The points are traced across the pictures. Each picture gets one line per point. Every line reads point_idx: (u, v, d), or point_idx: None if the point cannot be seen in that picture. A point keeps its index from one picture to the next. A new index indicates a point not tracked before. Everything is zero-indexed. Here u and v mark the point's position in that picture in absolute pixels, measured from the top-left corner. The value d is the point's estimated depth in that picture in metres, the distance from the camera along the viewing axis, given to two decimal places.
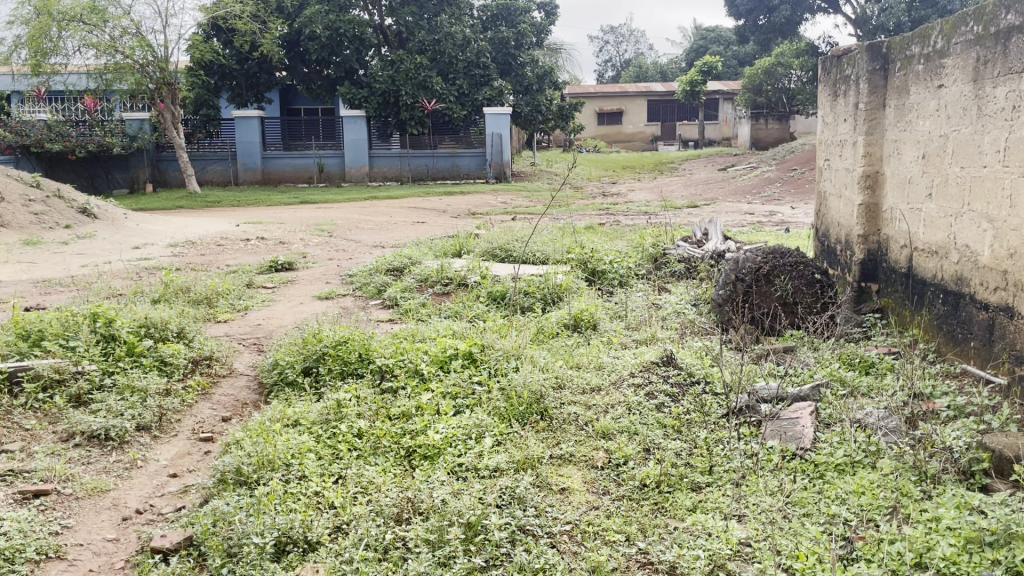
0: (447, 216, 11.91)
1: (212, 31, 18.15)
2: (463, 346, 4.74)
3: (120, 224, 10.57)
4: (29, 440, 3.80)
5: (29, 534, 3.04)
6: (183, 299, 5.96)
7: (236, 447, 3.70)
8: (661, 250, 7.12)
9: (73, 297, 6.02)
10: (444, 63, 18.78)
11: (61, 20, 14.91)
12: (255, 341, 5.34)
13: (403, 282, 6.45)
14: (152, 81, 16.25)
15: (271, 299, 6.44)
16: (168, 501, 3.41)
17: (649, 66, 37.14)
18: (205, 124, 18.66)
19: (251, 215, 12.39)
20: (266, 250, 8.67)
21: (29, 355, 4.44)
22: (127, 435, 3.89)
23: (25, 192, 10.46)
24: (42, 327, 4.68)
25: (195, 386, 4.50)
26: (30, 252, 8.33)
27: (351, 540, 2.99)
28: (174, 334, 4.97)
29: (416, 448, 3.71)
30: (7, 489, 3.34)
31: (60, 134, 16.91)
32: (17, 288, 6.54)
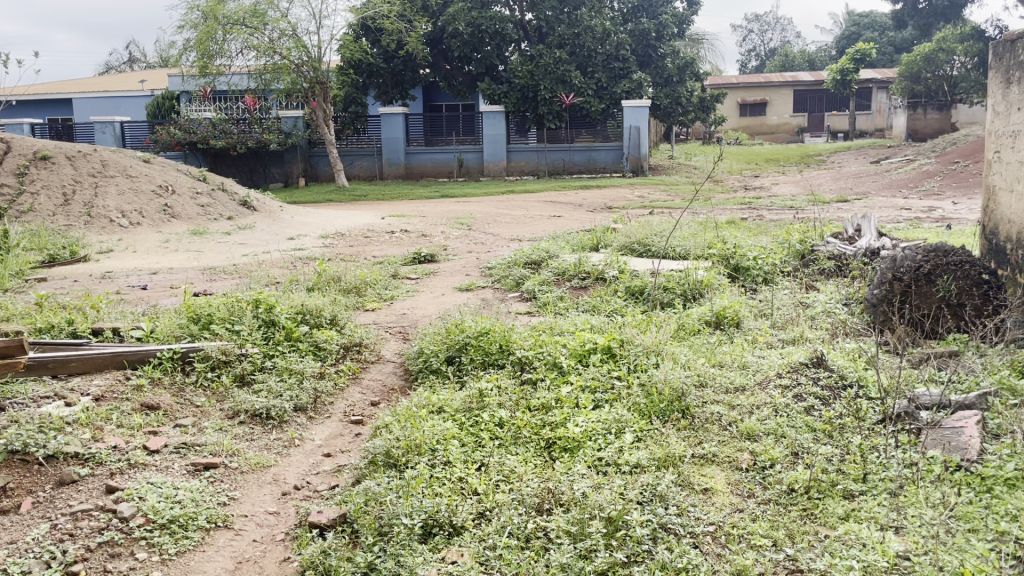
0: (584, 210, 11.92)
1: (361, 31, 18.91)
2: (602, 340, 4.73)
3: (276, 216, 11.19)
4: (200, 415, 4.06)
5: (201, 503, 3.24)
6: (335, 287, 6.26)
7: (385, 431, 3.85)
8: (809, 246, 6.84)
9: (235, 284, 6.44)
10: (583, 57, 18.85)
11: (226, 24, 15.94)
12: (401, 330, 5.54)
13: (541, 275, 6.51)
14: (306, 81, 17.10)
15: (414, 290, 6.66)
16: (324, 479, 3.59)
17: (796, 55, 35.72)
18: (354, 120, 19.48)
19: (395, 208, 12.85)
20: (408, 242, 8.95)
21: (200, 337, 4.79)
22: (286, 415, 4.13)
23: (193, 185, 11.25)
24: (211, 312, 5.01)
25: (347, 370, 4.74)
26: (198, 242, 8.96)
27: (494, 527, 3.06)
28: (328, 321, 5.22)
29: (556, 440, 3.75)
30: (181, 460, 3.56)
31: (224, 131, 18.07)
32: (187, 274, 7.05)
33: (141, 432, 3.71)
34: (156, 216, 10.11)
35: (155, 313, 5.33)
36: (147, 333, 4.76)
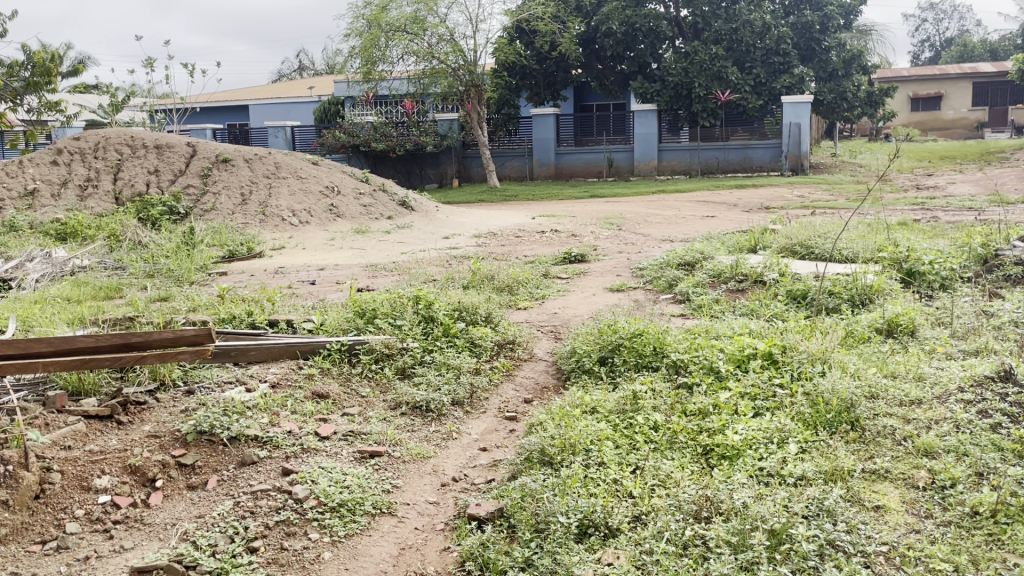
0: (740, 210, 11.56)
1: (516, 33, 19.23)
2: (762, 346, 4.56)
3: (432, 215, 11.55)
4: (365, 405, 4.25)
5: (367, 489, 3.38)
6: (489, 286, 6.39)
7: (540, 429, 3.88)
8: (993, 251, 6.32)
9: (396, 280, 6.70)
10: (741, 52, 18.35)
11: (389, 31, 16.61)
12: (553, 329, 5.56)
13: (695, 277, 6.36)
14: (462, 84, 17.58)
15: (566, 290, 6.67)
16: (481, 473, 3.66)
17: (976, 44, 33.19)
18: (506, 122, 19.82)
19: (546, 208, 12.95)
20: (559, 242, 8.99)
21: (365, 331, 5.02)
22: (445, 408, 4.25)
23: (356, 186, 11.80)
24: (375, 307, 5.23)
25: (501, 367, 4.82)
26: (360, 240, 9.39)
27: (651, 532, 3.01)
28: (483, 318, 5.33)
29: (714, 447, 3.64)
30: (348, 447, 3.73)
31: (384, 134, 18.87)
32: (351, 271, 7.41)
33: (313, 418, 3.92)
34: (323, 215, 10.68)
35: (322, 307, 5.63)
36: (317, 326, 5.03)
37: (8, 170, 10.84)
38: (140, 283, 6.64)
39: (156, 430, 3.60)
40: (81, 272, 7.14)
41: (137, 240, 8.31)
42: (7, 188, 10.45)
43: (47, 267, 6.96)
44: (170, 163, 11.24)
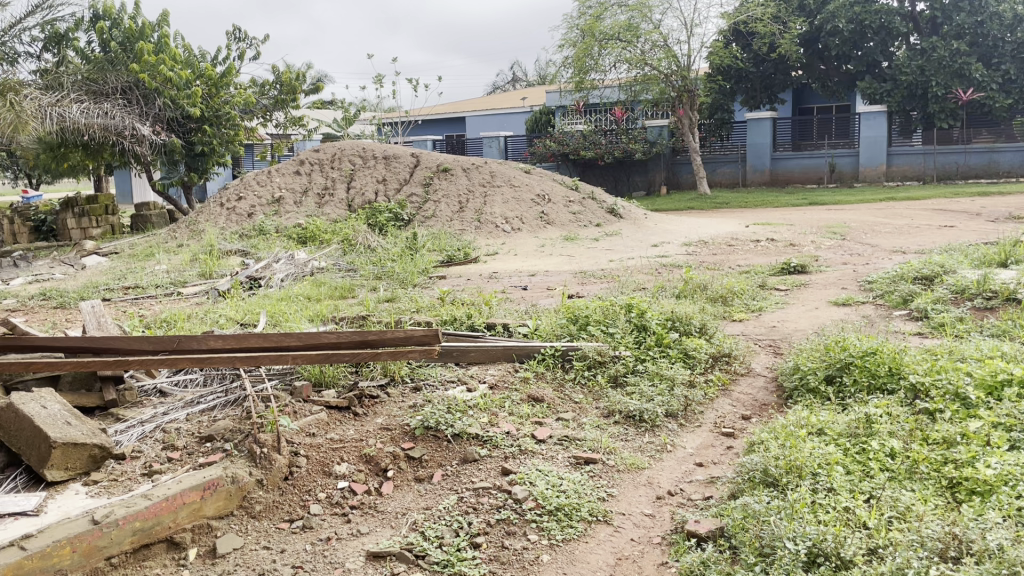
0: (983, 220, 10.49)
1: (732, 36, 18.76)
2: (1020, 372, 4.08)
3: (641, 223, 11.45)
4: (579, 411, 4.26)
5: (583, 495, 3.36)
6: (702, 296, 6.23)
7: (762, 448, 3.70)
8: None
9: (606, 288, 6.71)
10: (986, 47, 16.69)
11: (602, 40, 16.80)
12: (771, 343, 5.32)
13: (935, 292, 5.82)
14: (674, 90, 17.39)
15: (785, 302, 6.37)
16: (697, 488, 3.57)
17: None
18: (719, 128, 19.35)
19: (760, 216, 12.44)
20: (775, 252, 8.60)
21: (578, 337, 5.05)
22: (659, 420, 4.17)
23: (566, 194, 11.96)
24: (588, 314, 5.26)
25: (717, 381, 4.67)
26: (570, 247, 9.50)
27: (889, 567, 2.69)
28: (697, 329, 5.19)
29: (961, 481, 3.29)
30: (564, 452, 3.74)
31: (593, 142, 19.05)
32: (562, 277, 7.51)
33: (529, 422, 3.99)
34: (534, 222, 10.92)
35: (537, 312, 5.74)
36: (532, 330, 5.13)
37: (258, 179, 12.05)
38: (370, 284, 7.13)
39: (387, 423, 3.82)
40: (318, 272, 7.79)
41: (366, 244, 8.95)
42: (258, 196, 11.61)
43: (291, 268, 7.65)
44: (396, 173, 11.99)
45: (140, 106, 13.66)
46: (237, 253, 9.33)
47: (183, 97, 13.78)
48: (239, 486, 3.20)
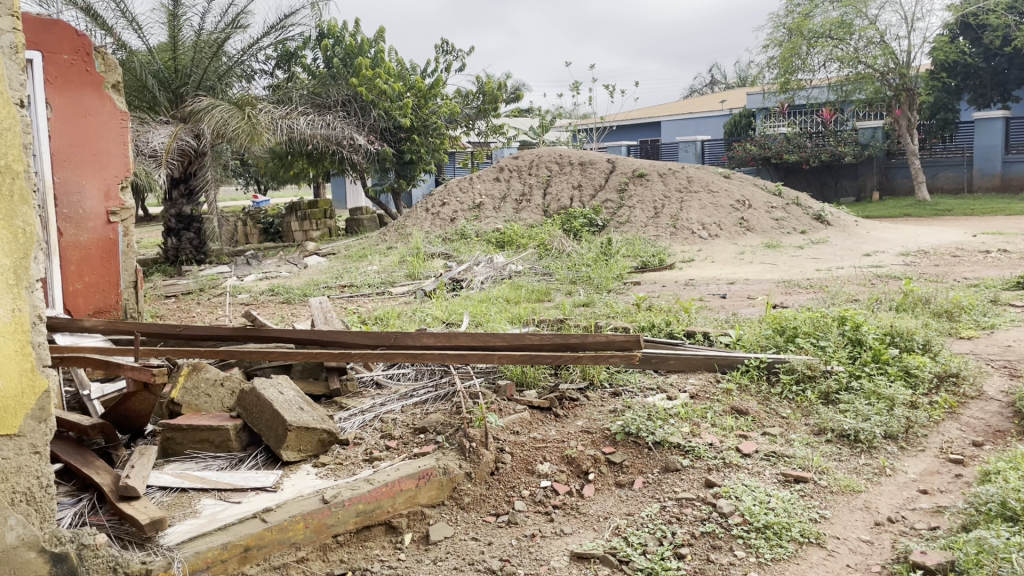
0: None
1: (959, 30, 17.46)
2: None
3: (852, 230, 10.77)
4: (787, 427, 4.07)
5: (793, 515, 3.17)
6: (923, 310, 5.76)
7: (999, 479, 3.34)
8: None
9: (812, 299, 6.40)
10: None
11: (811, 39, 16.17)
12: (1007, 363, 4.84)
13: None
14: (891, 89, 16.28)
15: (1022, 319, 5.76)
16: (921, 517, 3.28)
17: None
18: (942, 128, 17.96)
19: (990, 225, 11.34)
20: (1009, 264, 7.81)
21: (785, 349, 4.84)
22: (876, 441, 3.89)
23: (769, 200, 11.50)
24: (796, 325, 5.03)
25: (943, 403, 4.29)
26: (772, 255, 9.13)
27: None
28: (919, 345, 4.82)
29: None
30: (772, 468, 3.56)
31: (798, 145, 18.44)
32: (764, 286, 7.24)
33: (733, 434, 3.85)
34: (733, 229, 10.59)
35: (739, 321, 5.57)
36: (734, 340, 4.97)
37: (461, 185, 12.58)
38: (566, 289, 7.21)
39: (588, 425, 3.85)
40: (515, 275, 7.98)
41: (562, 249, 9.09)
42: (460, 202, 12.13)
43: (490, 270, 7.93)
44: (592, 178, 12.08)
45: (358, 118, 14.52)
46: (441, 256, 9.78)
47: (395, 108, 14.73)
48: (450, 478, 3.36)
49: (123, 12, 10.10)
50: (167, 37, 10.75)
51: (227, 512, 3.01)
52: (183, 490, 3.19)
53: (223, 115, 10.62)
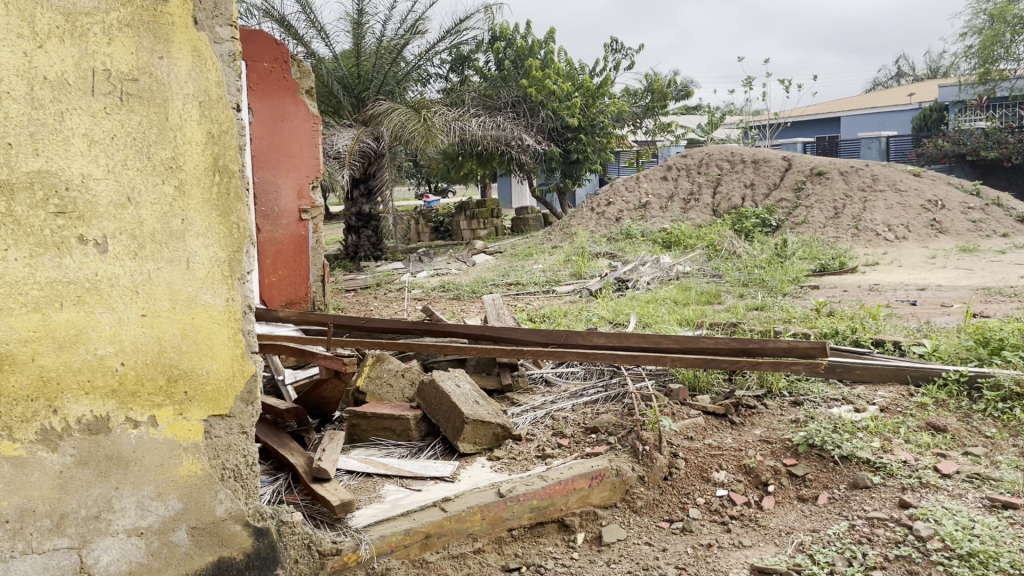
0: None
1: None
2: None
3: None
4: (992, 448, 3.63)
5: (1001, 544, 2.74)
6: None
7: None
8: None
9: (1018, 309, 5.83)
10: None
11: (1015, 25, 15.08)
12: None
13: None
14: None
15: None
16: None
17: None
18: None
19: None
20: None
21: (989, 363, 4.42)
22: None
23: (965, 201, 10.60)
24: (1003, 337, 4.59)
25: None
26: (968, 260, 8.41)
27: None
28: None
29: None
30: (976, 492, 3.14)
31: (998, 141, 16.84)
32: (961, 293, 6.68)
33: (929, 452, 3.52)
34: (923, 231, 9.85)
35: (934, 330, 5.17)
36: (929, 351, 4.63)
37: (627, 184, 12.49)
38: (738, 291, 6.98)
39: (766, 435, 3.69)
40: (683, 276, 7.81)
41: (732, 250, 8.82)
42: (626, 201, 12.04)
43: (657, 271, 7.82)
44: (765, 177, 11.65)
45: (527, 118, 14.77)
46: (606, 255, 9.74)
47: (563, 108, 14.85)
48: (624, 480, 3.33)
49: (313, 23, 10.75)
50: (351, 44, 11.35)
51: (409, 498, 3.14)
52: (368, 475, 3.36)
53: (400, 118, 11.05)
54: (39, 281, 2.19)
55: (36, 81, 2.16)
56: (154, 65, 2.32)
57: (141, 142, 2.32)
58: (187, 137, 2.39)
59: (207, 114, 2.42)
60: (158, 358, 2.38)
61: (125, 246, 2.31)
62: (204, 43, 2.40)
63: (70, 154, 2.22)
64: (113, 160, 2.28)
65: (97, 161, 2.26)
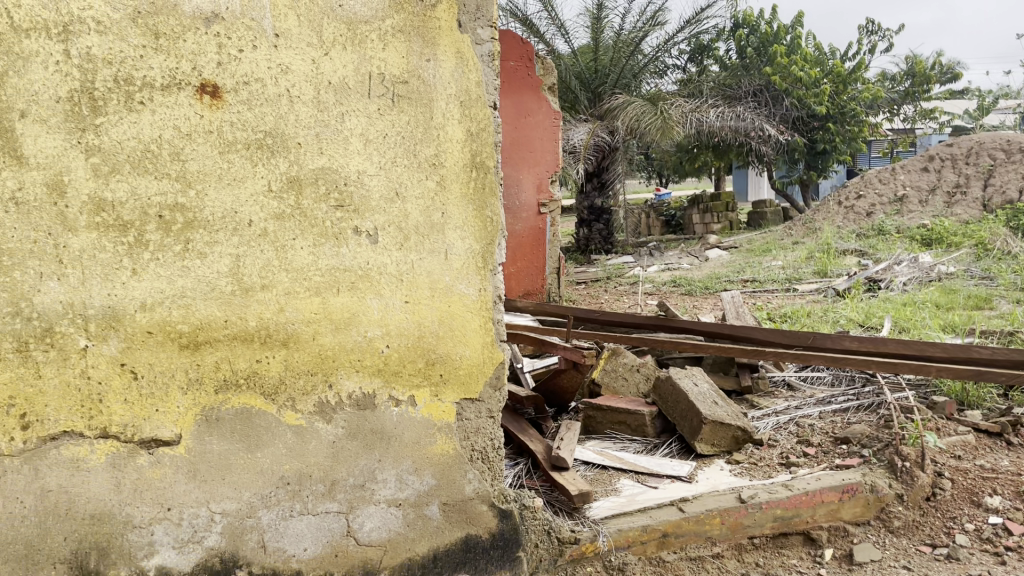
0: None
1: None
2: None
3: None
4: None
5: None
6: None
7: None
8: None
9: None
10: None
11: None
12: None
13: None
14: None
15: None
16: None
17: None
18: None
19: None
20: None
21: None
22: None
23: None
24: None
25: None
26: None
27: None
28: None
29: None
30: None
31: None
32: None
33: None
34: None
35: None
36: None
37: (881, 177, 11.63)
38: (1014, 295, 6.23)
39: None
40: (946, 277, 7.11)
41: (1006, 249, 7.89)
42: (879, 195, 11.18)
43: (914, 271, 7.19)
44: None
45: (770, 108, 14.18)
46: (854, 253, 9.10)
47: (810, 95, 14.08)
48: (879, 497, 3.09)
49: (553, 20, 11.01)
50: (590, 39, 11.55)
51: (646, 495, 3.14)
52: (604, 468, 3.41)
53: (637, 111, 11.00)
54: (321, 267, 2.42)
55: (322, 86, 2.37)
56: (423, 67, 2.48)
57: (409, 140, 2.49)
58: (449, 135, 2.54)
59: (467, 113, 2.55)
60: (419, 342, 2.55)
61: (393, 238, 2.49)
62: (467, 45, 2.53)
63: (348, 152, 2.42)
64: (384, 157, 2.46)
65: (370, 159, 2.45)
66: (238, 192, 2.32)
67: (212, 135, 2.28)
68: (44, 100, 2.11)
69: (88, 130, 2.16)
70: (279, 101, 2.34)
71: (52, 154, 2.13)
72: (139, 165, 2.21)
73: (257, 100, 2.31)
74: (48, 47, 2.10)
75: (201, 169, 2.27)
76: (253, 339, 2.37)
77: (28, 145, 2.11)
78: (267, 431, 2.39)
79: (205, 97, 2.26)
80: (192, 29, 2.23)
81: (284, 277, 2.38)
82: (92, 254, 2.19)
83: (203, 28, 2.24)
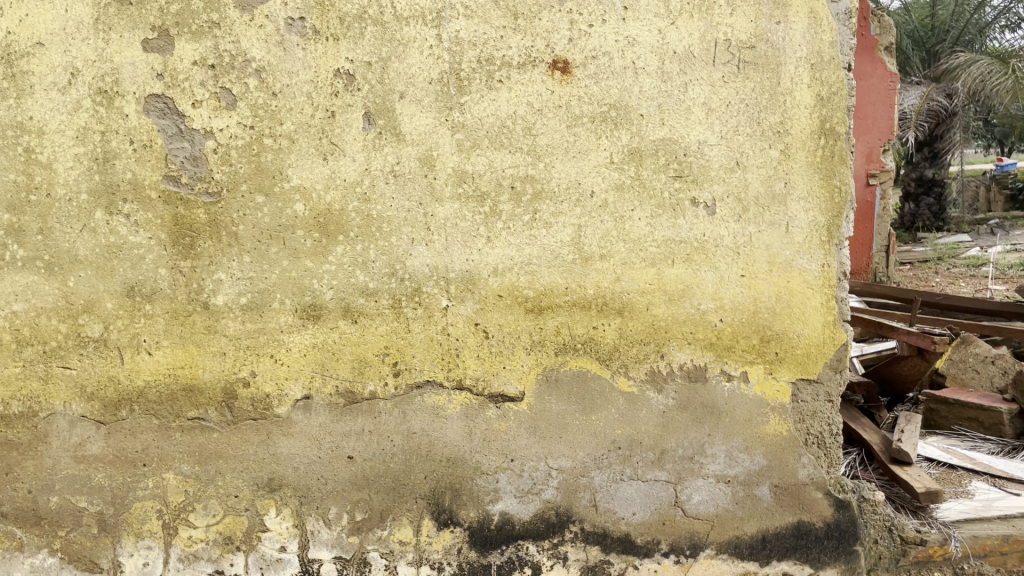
0: None
1: None
2: None
3: None
4: None
5: None
6: None
7: None
8: None
9: None
10: None
11: None
12: None
13: None
14: None
15: None
16: None
17: None
18: None
19: None
20: None
21: None
22: None
23: None
24: None
25: None
26: None
27: None
28: None
29: None
30: None
31: None
32: None
33: None
34: None
35: None
36: None
37: None
38: None
39: None
40: None
41: None
42: None
43: None
44: None
45: None
46: None
47: None
48: None
49: None
50: None
51: (1006, 501, 2.81)
52: (951, 467, 3.09)
53: (981, 70, 9.64)
54: (657, 238, 2.43)
55: (667, 55, 2.37)
56: (772, 30, 2.38)
57: (753, 108, 2.40)
58: (798, 101, 2.41)
59: (818, 76, 2.40)
60: (754, 318, 2.47)
61: (731, 209, 2.43)
62: (821, 4, 2.38)
63: (690, 122, 2.40)
64: (726, 126, 2.40)
65: (712, 128, 2.40)
66: (582, 164, 2.40)
67: (562, 109, 2.38)
68: (419, 82, 2.34)
69: (454, 108, 2.36)
70: (625, 74, 2.37)
71: (424, 130, 2.36)
72: (496, 139, 2.37)
73: (605, 74, 2.37)
74: (424, 32, 2.33)
75: (550, 142, 2.38)
76: (591, 306, 2.45)
77: (406, 123, 2.36)
78: (601, 396, 2.47)
79: (557, 72, 2.36)
80: (547, 7, 2.34)
81: (622, 247, 2.43)
82: (454, 223, 2.40)
83: (557, 5, 2.34)
